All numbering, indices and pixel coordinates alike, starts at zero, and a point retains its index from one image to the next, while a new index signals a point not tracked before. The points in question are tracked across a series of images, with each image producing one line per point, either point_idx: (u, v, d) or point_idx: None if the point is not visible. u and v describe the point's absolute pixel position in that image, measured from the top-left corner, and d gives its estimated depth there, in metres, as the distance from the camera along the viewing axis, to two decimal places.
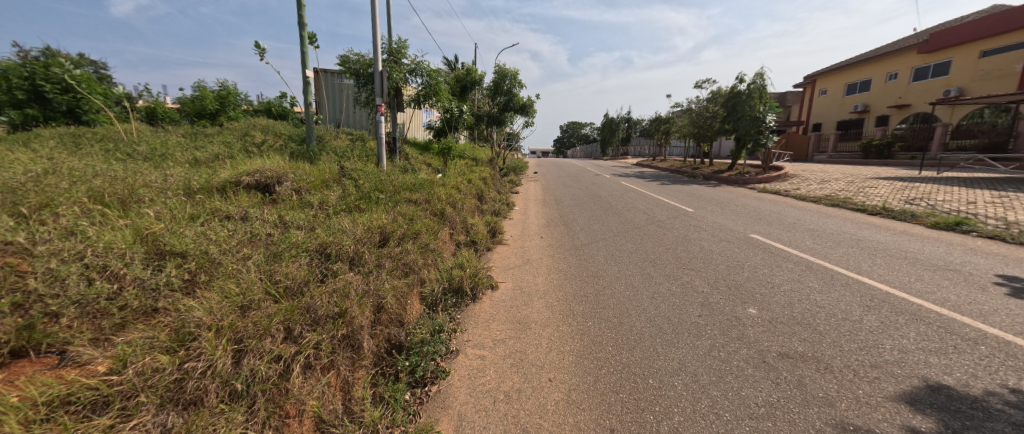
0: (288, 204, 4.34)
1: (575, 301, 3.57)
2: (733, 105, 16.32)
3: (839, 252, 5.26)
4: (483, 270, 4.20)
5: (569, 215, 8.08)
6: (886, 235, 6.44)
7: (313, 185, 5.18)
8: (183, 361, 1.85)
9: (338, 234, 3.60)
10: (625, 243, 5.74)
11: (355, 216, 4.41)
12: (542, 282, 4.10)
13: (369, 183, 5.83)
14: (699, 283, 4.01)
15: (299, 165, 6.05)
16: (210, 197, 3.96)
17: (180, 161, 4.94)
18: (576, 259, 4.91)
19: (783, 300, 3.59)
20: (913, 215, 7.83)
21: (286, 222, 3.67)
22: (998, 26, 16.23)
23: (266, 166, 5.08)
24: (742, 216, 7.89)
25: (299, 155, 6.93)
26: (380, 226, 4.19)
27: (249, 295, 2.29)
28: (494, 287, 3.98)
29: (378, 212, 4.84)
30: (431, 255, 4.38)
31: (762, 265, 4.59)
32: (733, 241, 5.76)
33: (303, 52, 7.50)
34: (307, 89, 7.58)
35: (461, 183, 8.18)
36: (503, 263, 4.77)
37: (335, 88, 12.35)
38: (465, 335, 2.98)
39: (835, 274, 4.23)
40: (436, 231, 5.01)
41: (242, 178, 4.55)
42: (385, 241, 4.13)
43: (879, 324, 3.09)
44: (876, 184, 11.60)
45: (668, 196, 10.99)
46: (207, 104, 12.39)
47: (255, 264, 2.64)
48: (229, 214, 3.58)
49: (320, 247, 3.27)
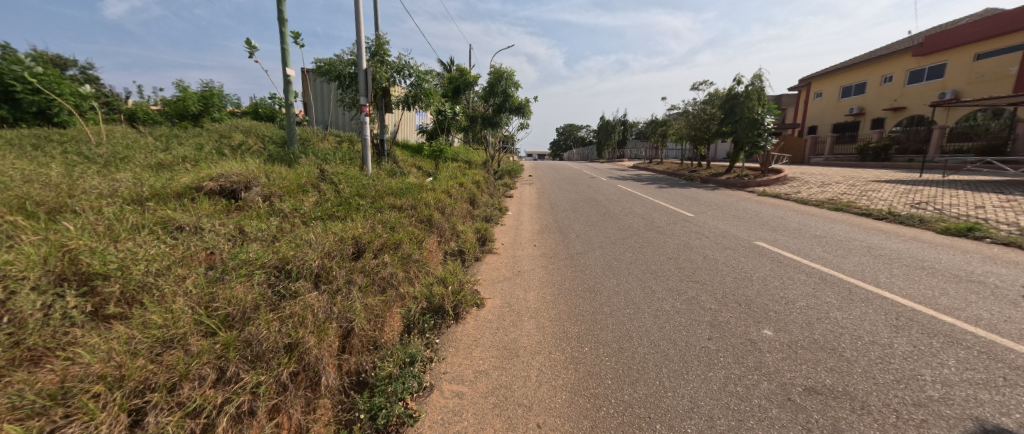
0: (254, 212, 3.95)
1: (569, 322, 3.20)
2: (731, 106, 16.05)
3: (852, 261, 4.92)
4: (468, 284, 3.81)
5: (564, 220, 7.73)
6: (897, 242, 6.12)
7: (287, 191, 4.79)
8: (53, 428, 1.56)
9: (305, 247, 3.22)
10: (624, 251, 5.38)
11: (328, 224, 4.02)
12: (534, 299, 3.72)
13: (350, 188, 5.45)
14: (705, 299, 3.65)
15: (275, 168, 5.66)
16: (163, 206, 3.58)
17: (139, 165, 4.54)
18: (570, 270, 4.54)
19: (801, 319, 3.22)
20: (921, 220, 7.52)
21: (245, 234, 3.28)
22: (994, 28, 16.11)
23: (234, 169, 4.68)
24: (745, 222, 7.57)
25: (276, 158, 6.52)
26: (354, 237, 3.80)
27: (171, 329, 1.96)
28: (481, 305, 3.58)
29: (357, 220, 4.45)
30: (413, 268, 3.99)
31: (772, 277, 4.23)
32: (737, 249, 5.41)
33: (283, 50, 7.11)
34: (287, 88, 7.19)
35: (452, 187, 7.80)
36: (491, 276, 4.37)
37: (322, 88, 11.95)
38: (442, 366, 2.60)
39: (852, 287, 3.89)
40: (420, 239, 4.64)
41: (204, 184, 4.15)
42: (359, 254, 3.74)
43: (913, 349, 2.72)
44: (878, 187, 11.33)
45: (667, 200, 10.66)
46: (190, 104, 11.95)
47: (191, 286, 2.29)
48: (179, 224, 3.20)
49: (282, 260, 2.90)
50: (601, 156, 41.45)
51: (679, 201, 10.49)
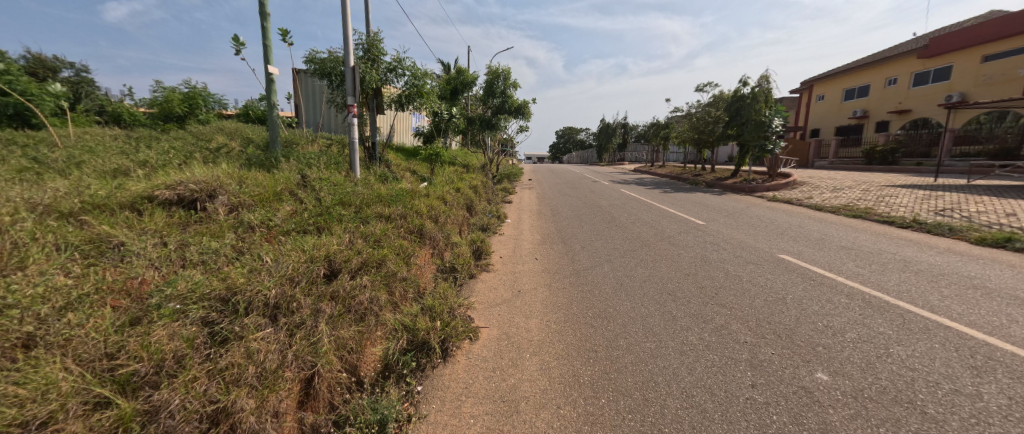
0: (213, 226, 3.43)
1: (580, 360, 2.68)
2: (737, 109, 15.59)
3: (892, 279, 4.40)
4: (459, 311, 3.27)
5: (567, 229, 7.22)
6: (932, 254, 5.61)
7: (260, 200, 4.27)
8: None
9: (261, 272, 2.68)
10: (635, 266, 4.85)
11: (298, 240, 3.48)
12: (536, 328, 3.18)
13: (333, 195, 4.92)
14: (738, 329, 3.10)
15: (249, 174, 5.12)
16: (102, 218, 3.09)
17: (92, 172, 4.02)
18: (577, 290, 4.00)
19: (858, 357, 2.70)
20: (951, 229, 7.00)
21: (190, 253, 2.73)
22: (1002, 29, 15.76)
23: (198, 175, 4.16)
24: (761, 231, 7.07)
25: (255, 163, 5.98)
26: (328, 255, 3.26)
27: (34, 406, 1.56)
28: (474, 337, 3.02)
29: (337, 234, 3.94)
30: (398, 290, 3.48)
31: (809, 300, 3.70)
32: (762, 264, 4.88)
33: (264, 46, 6.59)
34: (269, 87, 6.68)
35: (448, 192, 7.31)
36: (486, 299, 3.81)
37: (313, 89, 11.46)
38: (422, 428, 2.11)
39: (905, 314, 3.38)
40: (409, 254, 4.12)
41: (158, 192, 3.62)
42: (333, 275, 3.21)
43: (1009, 403, 2.20)
44: (894, 193, 10.80)
45: (674, 206, 10.11)
46: (175, 106, 11.45)
47: (91, 334, 1.85)
48: (114, 242, 2.71)
49: (232, 288, 2.38)
50: (602, 159, 40.96)
51: (686, 207, 9.94)
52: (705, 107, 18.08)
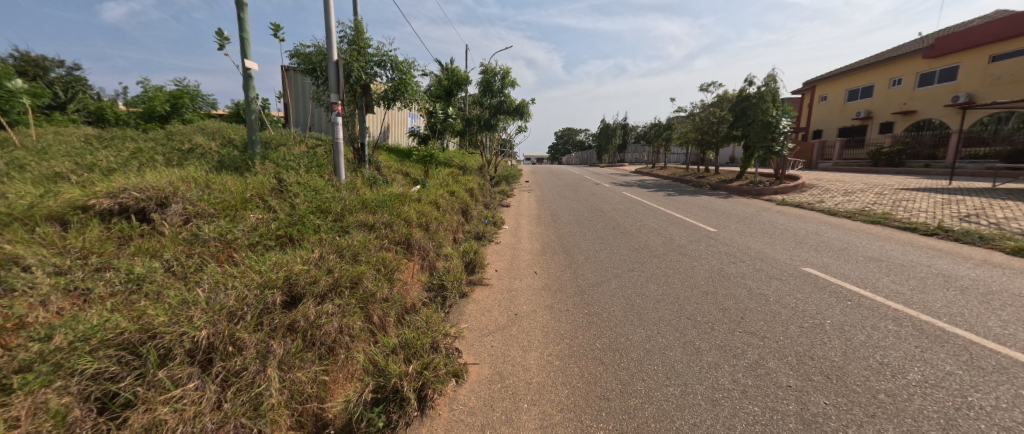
0: (158, 241, 2.93)
1: (589, 414, 2.18)
2: (742, 109, 15.10)
3: (938, 299, 3.88)
4: (444, 344, 2.76)
5: (568, 237, 6.70)
6: (970, 267, 5.10)
7: (224, 208, 3.72)
8: None
9: (195, 305, 2.16)
10: (645, 282, 4.32)
11: (255, 258, 2.93)
12: (535, 364, 2.69)
13: (309, 201, 4.39)
14: (778, 368, 2.59)
15: (217, 177, 4.60)
16: (13, 236, 2.60)
17: (26, 176, 3.50)
18: (583, 314, 3.47)
19: (934, 409, 2.20)
20: (981, 238, 6.50)
21: (106, 284, 2.23)
22: (1010, 29, 15.30)
23: (149, 179, 3.61)
24: (778, 239, 6.57)
25: (228, 165, 5.45)
26: (288, 276, 2.72)
27: None
28: (461, 377, 2.51)
29: (307, 248, 3.41)
30: (377, 313, 2.98)
31: (851, 328, 3.20)
32: (787, 280, 4.38)
33: (242, 38, 6.08)
34: (246, 83, 6.16)
35: (441, 196, 6.79)
36: (478, 325, 3.30)
37: (301, 86, 10.97)
38: None
39: (969, 347, 2.87)
40: (391, 269, 3.59)
41: (94, 201, 3.10)
42: (295, 301, 2.68)
43: None
44: (910, 196, 10.31)
45: (680, 210, 9.59)
46: (158, 105, 10.96)
47: None
48: (16, 263, 2.24)
49: (147, 329, 1.91)
50: (602, 160, 40.44)
51: (693, 211, 9.43)
52: (708, 107, 17.61)
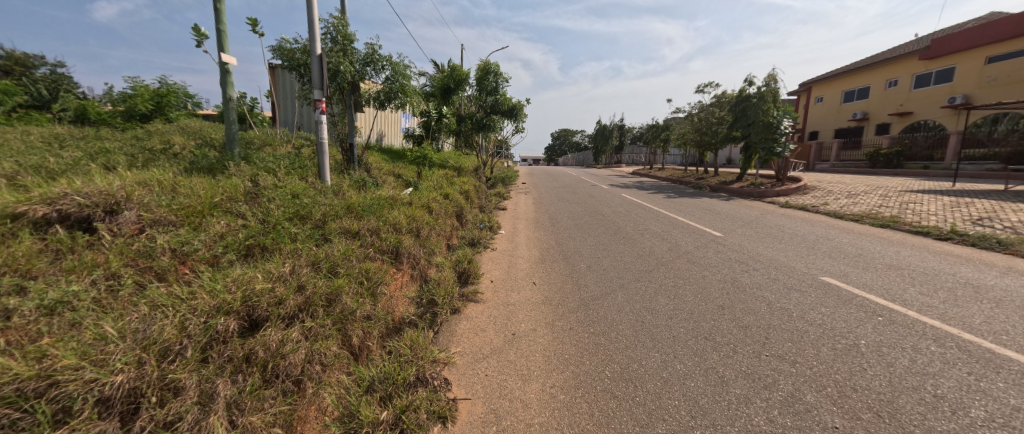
0: (98, 254, 2.53)
1: None
2: (742, 109, 14.80)
3: (975, 314, 3.53)
4: (432, 375, 2.37)
5: (568, 242, 6.32)
6: (995, 275, 4.78)
7: (188, 213, 3.31)
8: None
9: (120, 341, 1.82)
10: (656, 295, 3.94)
11: (210, 275, 2.52)
12: (536, 399, 2.31)
13: (285, 206, 3.97)
14: (818, 403, 2.24)
15: (185, 179, 4.18)
16: None
17: None
18: (588, 335, 3.07)
19: None
20: (999, 242, 6.19)
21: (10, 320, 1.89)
22: (1007, 30, 15.09)
23: (97, 181, 3.19)
24: (788, 244, 6.24)
25: (201, 167, 5.03)
26: (247, 296, 2.31)
27: None
28: (448, 418, 2.14)
29: (277, 260, 2.99)
30: (356, 335, 2.59)
31: (891, 349, 2.85)
32: (807, 292, 4.03)
33: (218, 31, 5.66)
34: (224, 79, 5.75)
35: (435, 199, 6.41)
36: (470, 348, 2.91)
37: (288, 84, 10.53)
38: None
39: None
40: (373, 282, 3.18)
41: (26, 208, 2.70)
42: (258, 324, 2.29)
43: None
44: (917, 199, 10.01)
45: (683, 213, 9.26)
46: (140, 103, 10.49)
47: None
48: None
49: (49, 376, 1.62)
50: (598, 162, 40.29)
51: (696, 214, 9.08)
52: (708, 108, 17.30)
